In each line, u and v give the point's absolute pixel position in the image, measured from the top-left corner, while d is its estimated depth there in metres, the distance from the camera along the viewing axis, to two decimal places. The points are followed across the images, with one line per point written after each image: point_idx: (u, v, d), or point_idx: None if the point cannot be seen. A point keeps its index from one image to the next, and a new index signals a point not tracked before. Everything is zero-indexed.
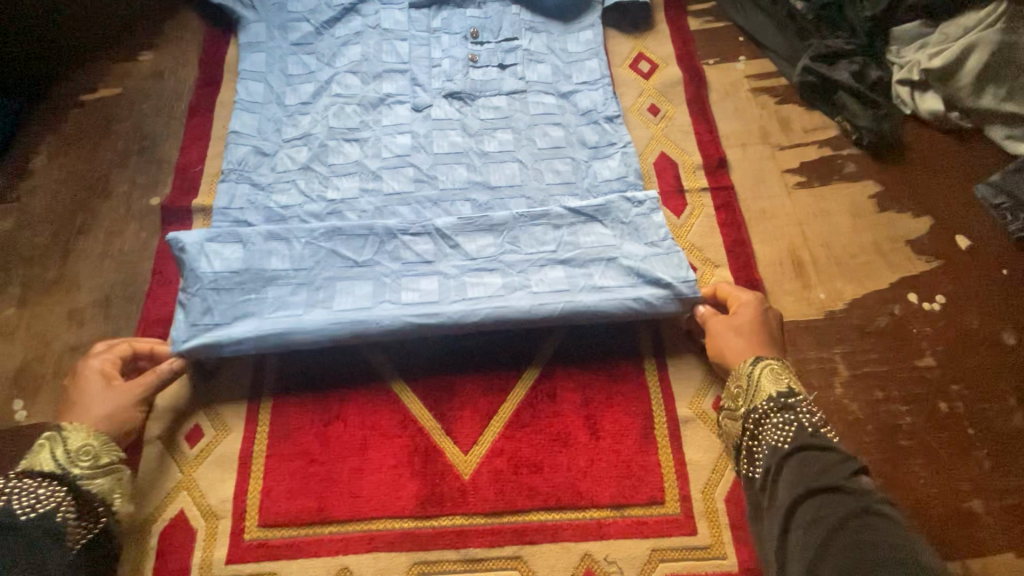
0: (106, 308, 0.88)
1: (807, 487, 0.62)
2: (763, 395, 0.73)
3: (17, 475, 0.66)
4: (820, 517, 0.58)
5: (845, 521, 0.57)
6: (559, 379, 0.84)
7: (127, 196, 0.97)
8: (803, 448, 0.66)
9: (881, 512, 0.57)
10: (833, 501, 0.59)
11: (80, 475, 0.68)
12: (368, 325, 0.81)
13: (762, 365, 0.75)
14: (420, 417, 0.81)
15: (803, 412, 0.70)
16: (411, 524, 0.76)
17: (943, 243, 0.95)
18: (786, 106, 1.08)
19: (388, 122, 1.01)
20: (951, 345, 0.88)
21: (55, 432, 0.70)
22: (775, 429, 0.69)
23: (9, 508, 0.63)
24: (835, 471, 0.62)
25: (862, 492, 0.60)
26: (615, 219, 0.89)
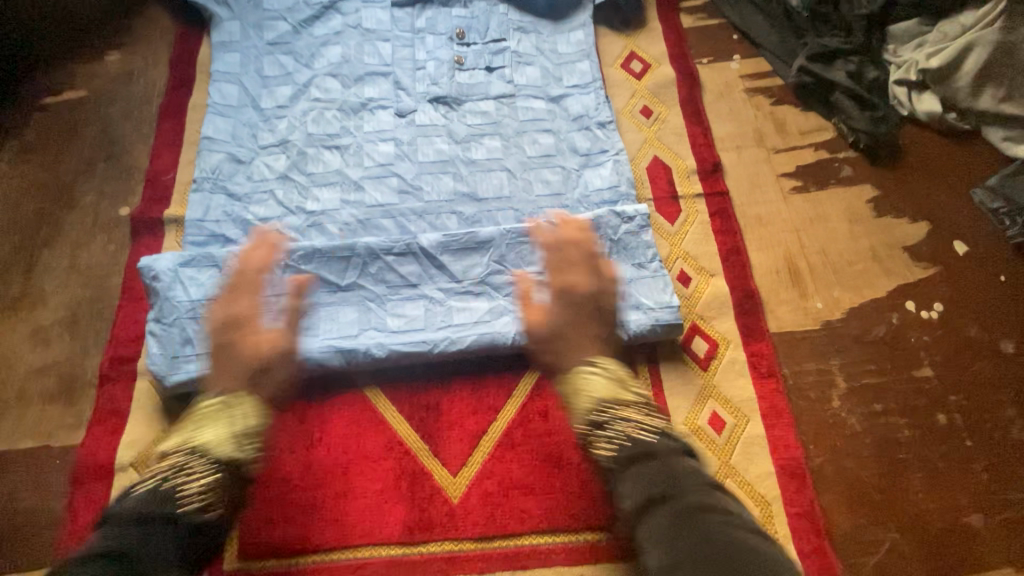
0: (74, 326, 0.84)
1: (662, 521, 0.53)
2: (581, 414, 0.66)
3: (189, 454, 0.66)
4: (667, 530, 0.52)
5: (705, 547, 0.49)
6: (551, 397, 0.81)
7: (95, 206, 0.92)
8: (639, 457, 0.59)
9: (713, 503, 0.53)
10: (694, 531, 0.51)
11: (229, 461, 0.67)
12: (352, 356, 0.79)
13: (583, 370, 0.68)
14: (406, 439, 0.78)
15: (620, 420, 0.64)
16: (398, 551, 0.73)
17: (940, 249, 0.94)
18: (782, 107, 1.05)
19: (370, 128, 0.97)
20: (950, 355, 0.86)
21: (224, 400, 0.69)
22: (608, 449, 0.62)
23: (168, 493, 0.62)
24: (665, 465, 0.58)
25: (693, 485, 0.55)
26: (604, 236, 0.87)
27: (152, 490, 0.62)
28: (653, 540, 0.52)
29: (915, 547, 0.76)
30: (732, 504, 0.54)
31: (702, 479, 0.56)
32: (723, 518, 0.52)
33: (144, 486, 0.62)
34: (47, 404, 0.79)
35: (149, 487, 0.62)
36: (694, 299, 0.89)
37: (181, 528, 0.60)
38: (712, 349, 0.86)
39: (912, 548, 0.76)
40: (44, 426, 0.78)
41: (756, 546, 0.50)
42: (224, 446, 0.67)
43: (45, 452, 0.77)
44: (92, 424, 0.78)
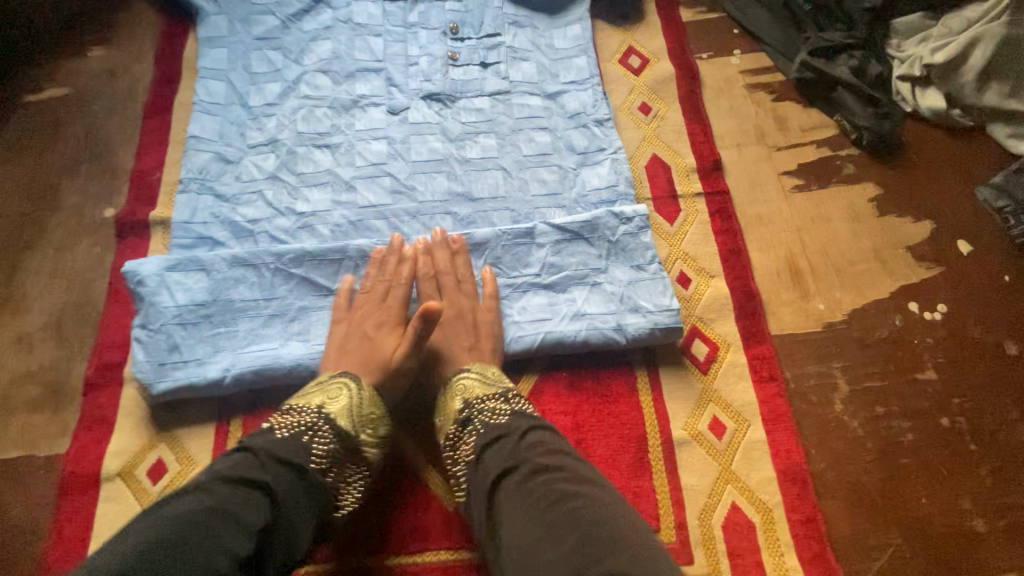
0: (57, 332, 0.82)
1: (511, 486, 0.59)
2: (453, 415, 0.72)
3: (318, 416, 0.67)
4: (513, 498, 0.58)
5: (544, 501, 0.56)
6: (548, 402, 0.80)
7: (79, 208, 0.89)
8: (495, 438, 0.65)
9: (552, 463, 0.60)
10: (535, 490, 0.57)
11: (365, 442, 0.70)
12: None
13: (458, 380, 0.74)
14: (401, 446, 0.77)
15: (482, 412, 0.69)
16: (393, 560, 0.72)
17: (944, 248, 0.92)
18: (783, 104, 1.03)
19: (362, 126, 0.94)
20: (953, 356, 0.85)
21: (349, 383, 0.71)
22: (469, 441, 0.68)
23: (307, 446, 0.64)
24: (514, 439, 0.64)
25: (540, 450, 0.62)
26: (602, 238, 0.85)
27: (294, 437, 0.64)
28: (505, 505, 0.58)
29: (917, 552, 0.75)
30: (573, 462, 0.61)
31: (546, 445, 0.63)
32: (562, 475, 0.59)
33: (282, 431, 0.65)
34: (31, 413, 0.77)
35: (289, 434, 0.64)
36: (694, 301, 0.87)
37: (319, 487, 0.62)
38: (713, 352, 0.84)
39: (915, 554, 0.75)
40: (27, 435, 0.76)
41: (592, 493, 0.56)
42: (344, 421, 0.68)
43: (29, 463, 0.75)
44: (77, 433, 0.76)
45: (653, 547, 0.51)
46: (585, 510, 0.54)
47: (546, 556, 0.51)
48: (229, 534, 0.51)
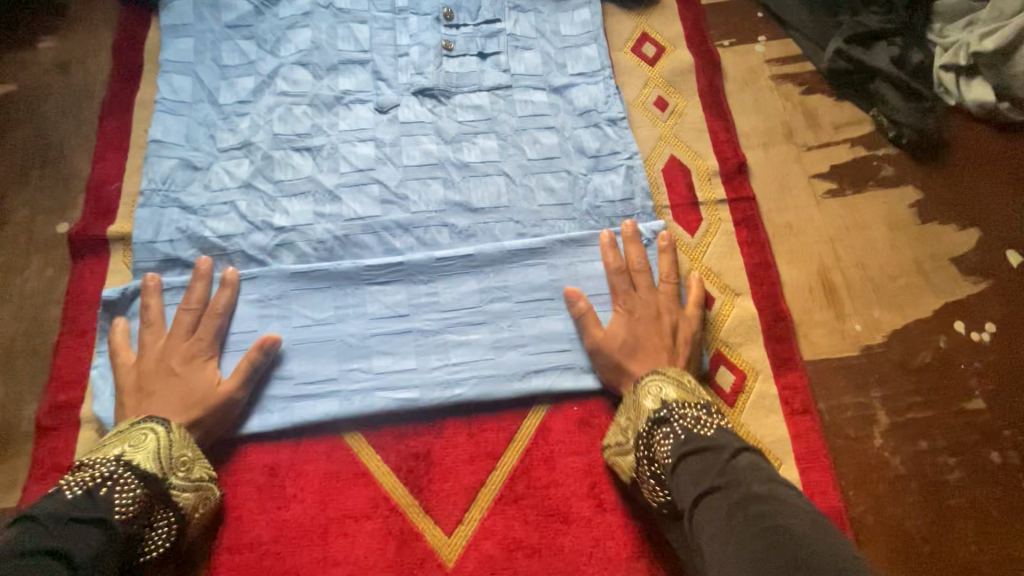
0: (5, 367, 0.73)
1: (716, 507, 0.51)
2: (644, 414, 0.65)
3: (117, 466, 0.58)
4: (723, 518, 0.50)
5: (754, 530, 0.47)
6: (557, 440, 0.71)
7: (29, 223, 0.80)
8: (696, 449, 0.58)
9: (765, 493, 0.50)
10: (745, 516, 0.48)
11: (174, 487, 0.61)
12: (334, 401, 0.70)
13: (651, 380, 0.67)
14: (394, 494, 0.68)
15: (677, 419, 0.62)
16: None
17: (992, 260, 0.83)
18: (813, 97, 0.93)
19: (346, 126, 0.84)
20: (1004, 383, 0.77)
21: (156, 423, 0.63)
22: (661, 447, 0.61)
23: (106, 501, 0.55)
24: (722, 455, 0.56)
25: (751, 476, 0.53)
26: None
27: (87, 495, 0.55)
28: (705, 526, 0.51)
29: None
30: (793, 495, 0.51)
31: (764, 472, 0.53)
32: (781, 507, 0.49)
33: (72, 491, 0.56)
34: None
35: (81, 492, 0.55)
36: (719, 323, 0.79)
37: (114, 543, 0.54)
38: (740, 381, 0.76)
39: None
40: None
41: (818, 536, 0.45)
42: (152, 465, 0.60)
43: None
44: (29, 482, 0.68)
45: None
46: (806, 553, 0.43)
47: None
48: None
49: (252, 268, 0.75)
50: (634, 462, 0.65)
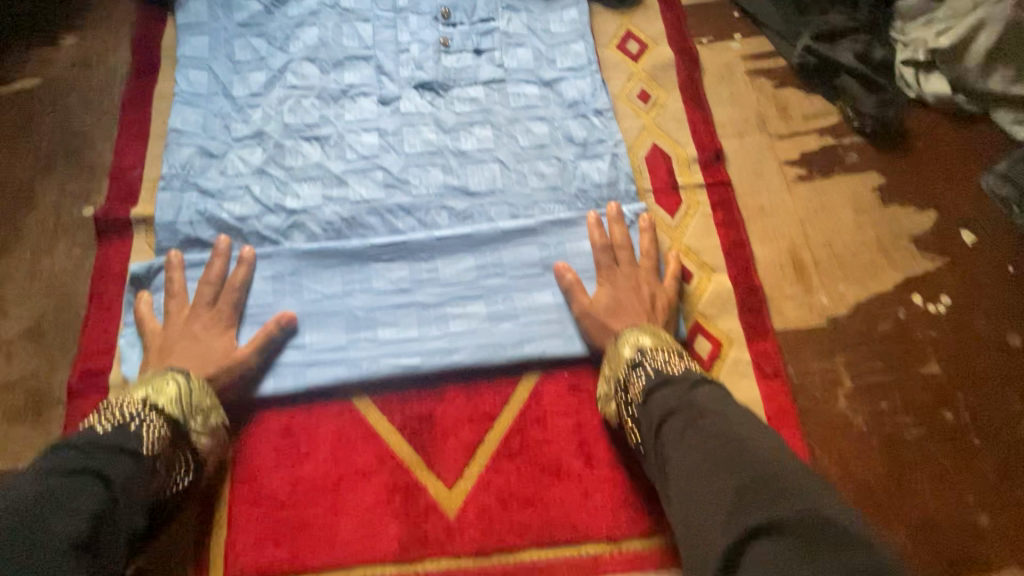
0: (38, 338, 0.78)
1: (678, 426, 0.61)
2: (623, 361, 0.72)
3: (144, 406, 0.64)
4: (686, 434, 0.60)
5: (708, 439, 0.57)
6: (549, 403, 0.77)
7: (57, 206, 0.85)
8: (664, 382, 0.66)
9: (721, 414, 0.60)
10: (702, 430, 0.59)
11: (192, 430, 0.67)
12: (343, 367, 0.76)
13: (628, 332, 0.74)
14: (399, 451, 0.74)
15: (651, 362, 0.69)
16: (392, 569, 0.69)
17: (947, 239, 0.91)
18: (785, 91, 1.00)
19: (352, 117, 0.91)
20: (957, 349, 0.84)
21: (179, 373, 0.68)
22: (638, 389, 0.69)
23: (137, 435, 0.61)
24: (687, 386, 0.65)
25: (709, 399, 0.62)
26: None
27: (119, 429, 0.60)
28: (673, 441, 0.61)
29: (922, 549, 0.74)
30: (740, 410, 0.61)
31: (719, 396, 0.63)
32: (729, 419, 0.60)
33: (105, 426, 0.61)
34: (14, 423, 0.74)
35: (113, 428, 0.60)
36: (697, 296, 0.85)
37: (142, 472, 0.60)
38: (716, 349, 0.83)
39: (919, 550, 0.74)
40: (11, 447, 0.73)
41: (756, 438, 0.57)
42: (176, 410, 0.66)
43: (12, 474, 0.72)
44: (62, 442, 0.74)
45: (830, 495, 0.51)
46: (746, 451, 0.55)
47: (712, 490, 0.54)
48: (60, 524, 0.51)
49: (266, 246, 0.81)
50: (616, 406, 0.72)
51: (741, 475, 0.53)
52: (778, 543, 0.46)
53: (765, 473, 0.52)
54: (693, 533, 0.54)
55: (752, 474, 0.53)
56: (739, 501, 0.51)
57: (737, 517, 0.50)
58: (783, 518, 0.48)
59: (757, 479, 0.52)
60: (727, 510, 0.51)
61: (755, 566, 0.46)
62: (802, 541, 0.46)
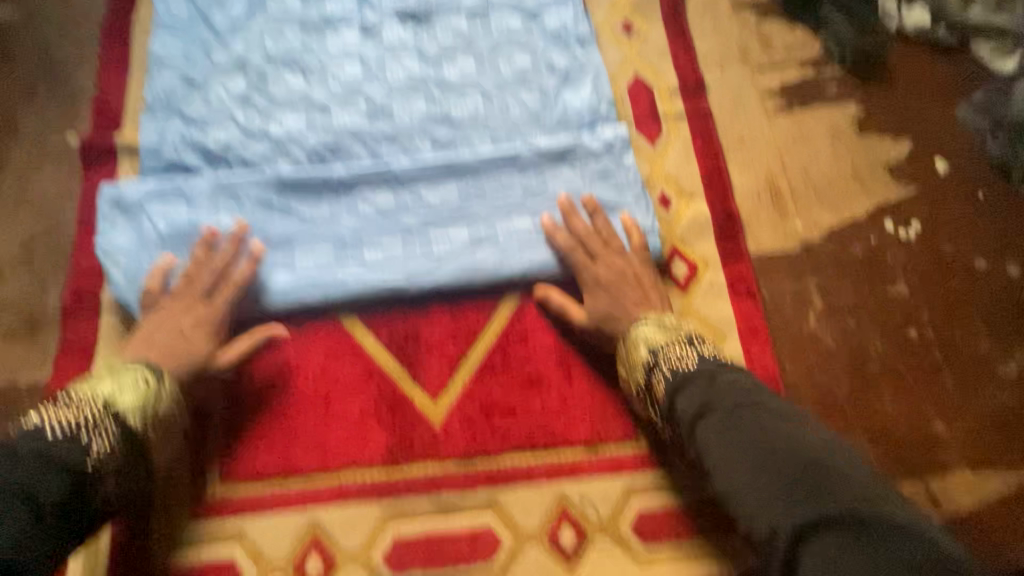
0: (29, 260, 0.80)
1: (710, 423, 0.61)
2: (639, 363, 0.71)
3: (103, 412, 0.61)
4: (723, 430, 0.60)
5: (745, 434, 0.58)
6: (530, 321, 0.80)
7: (41, 134, 0.86)
8: (686, 381, 0.65)
9: (755, 405, 0.61)
10: (736, 427, 0.59)
11: (149, 439, 0.65)
12: (328, 287, 0.78)
13: (637, 329, 0.73)
14: (386, 365, 0.77)
15: (665, 358, 0.68)
16: (380, 472, 0.73)
17: (921, 167, 0.93)
18: (768, 22, 1.00)
19: (334, 47, 0.90)
20: (925, 272, 0.87)
21: (146, 374, 0.65)
22: (660, 390, 0.68)
23: (85, 447, 0.58)
24: (708, 379, 0.64)
25: (735, 390, 0.63)
26: (584, 160, 0.85)
27: (69, 439, 0.58)
28: (709, 439, 0.60)
29: (881, 453, 0.79)
30: (772, 401, 0.62)
31: (742, 385, 0.64)
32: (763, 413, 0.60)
33: (57, 429, 0.58)
34: (10, 341, 0.77)
35: (64, 435, 0.58)
36: (675, 222, 0.88)
37: (85, 489, 0.57)
38: (692, 271, 0.85)
39: (879, 455, 0.79)
40: (9, 363, 0.76)
41: (794, 430, 0.57)
42: (135, 416, 0.63)
43: (12, 388, 0.75)
44: (59, 358, 0.76)
45: (881, 491, 0.52)
46: (789, 445, 0.56)
47: (757, 488, 0.54)
48: None
49: (250, 171, 0.82)
50: (641, 403, 0.72)
51: (788, 470, 0.54)
52: (839, 544, 0.47)
53: (815, 470, 0.53)
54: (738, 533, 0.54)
55: (800, 471, 0.53)
56: (791, 498, 0.52)
57: (789, 516, 0.51)
58: (841, 517, 0.49)
59: (806, 476, 0.53)
60: (777, 507, 0.52)
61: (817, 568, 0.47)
62: (866, 536, 0.47)
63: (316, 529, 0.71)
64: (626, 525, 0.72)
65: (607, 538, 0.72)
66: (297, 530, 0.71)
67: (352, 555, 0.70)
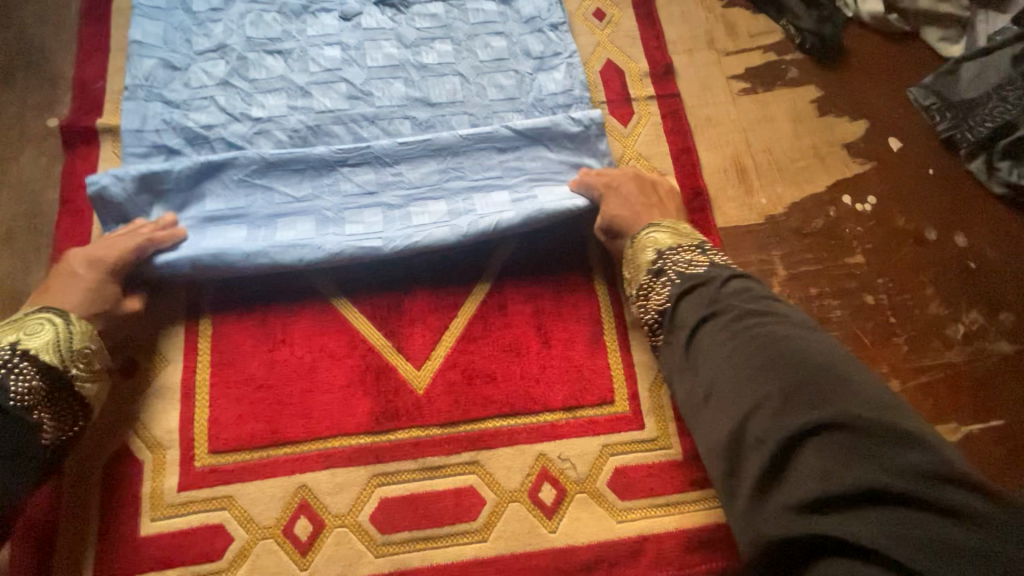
0: (11, 241, 0.81)
1: (715, 330, 0.61)
2: (644, 265, 0.74)
3: (15, 354, 0.63)
4: (722, 337, 0.60)
5: (750, 342, 0.57)
6: (510, 292, 0.83)
7: (21, 118, 0.86)
8: (692, 287, 0.66)
9: (762, 312, 0.60)
10: (740, 335, 0.59)
11: (75, 378, 0.67)
12: (307, 251, 0.79)
13: (646, 233, 0.77)
14: (370, 337, 0.80)
15: (671, 265, 0.71)
16: (367, 440, 0.76)
17: (876, 146, 0.98)
18: (732, 9, 1.04)
19: (314, 32, 0.92)
20: (880, 242, 0.93)
21: (60, 316, 0.68)
22: (659, 293, 0.70)
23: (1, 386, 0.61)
24: (716, 286, 0.64)
25: (744, 297, 0.62)
26: (560, 142, 0.88)
27: None
28: (709, 343, 0.61)
29: None
30: (783, 309, 0.61)
31: (751, 291, 0.63)
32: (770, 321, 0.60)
33: None
34: None
35: None
36: None
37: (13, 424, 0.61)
38: None
39: None
40: None
41: (796, 334, 0.57)
42: (50, 354, 0.65)
43: None
44: None
45: (884, 390, 0.52)
46: (792, 351, 0.55)
47: (758, 390, 0.55)
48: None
49: (233, 152, 0.83)
50: (637, 306, 0.75)
51: (788, 374, 0.53)
52: (835, 442, 0.49)
53: (819, 371, 0.53)
54: (732, 434, 0.56)
55: (800, 374, 0.53)
56: (786, 401, 0.52)
57: (783, 419, 0.52)
58: (841, 416, 0.49)
59: (808, 377, 0.53)
60: (773, 410, 0.53)
61: (810, 464, 0.49)
62: (859, 436, 0.48)
63: (304, 494, 0.73)
64: (604, 482, 0.76)
65: (585, 495, 0.75)
66: (285, 495, 0.73)
67: (339, 518, 0.73)
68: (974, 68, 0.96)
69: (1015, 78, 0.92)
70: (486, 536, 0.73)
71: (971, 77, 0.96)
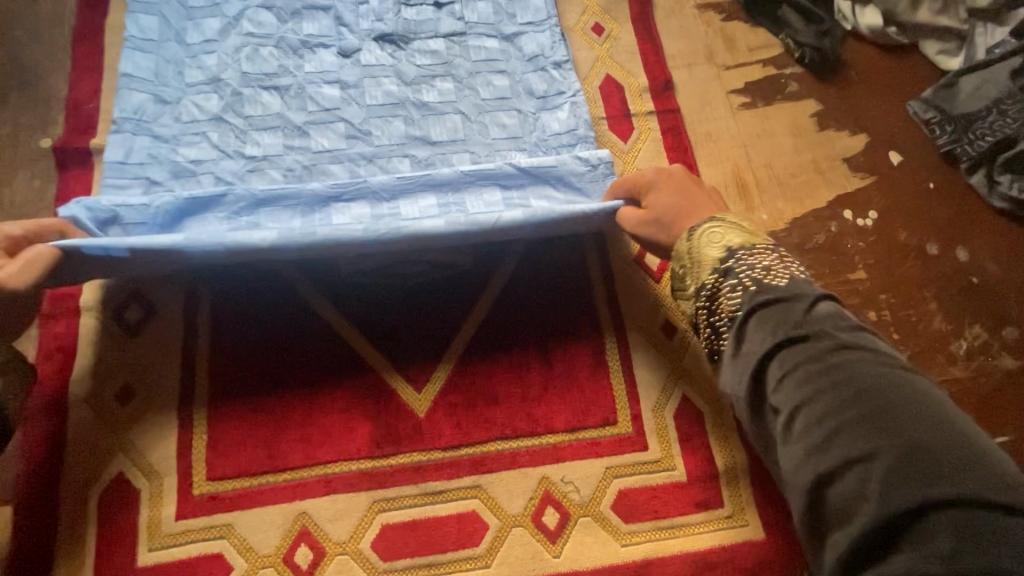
0: None
1: (797, 359, 0.43)
2: (708, 264, 0.56)
3: None
4: (805, 367, 0.42)
5: (847, 381, 0.40)
6: (512, 313, 0.82)
7: (13, 139, 0.85)
8: (771, 301, 0.48)
9: (864, 346, 0.42)
10: (835, 370, 0.41)
11: None
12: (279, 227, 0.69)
13: (711, 225, 0.58)
14: (370, 359, 0.79)
15: (747, 269, 0.52)
16: (366, 463, 0.75)
17: (877, 160, 0.98)
18: (731, 24, 1.04)
19: (311, 69, 0.92)
20: (881, 258, 0.92)
21: None
22: (729, 300, 0.52)
23: None
24: (803, 306, 0.46)
25: (838, 325, 0.45)
26: (567, 183, 0.86)
27: None
28: (786, 373, 0.43)
29: None
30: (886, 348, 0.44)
31: (847, 321, 0.45)
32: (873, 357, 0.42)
33: None
34: None
35: None
36: None
37: None
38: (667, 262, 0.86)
39: None
40: None
41: (908, 380, 0.40)
42: None
43: None
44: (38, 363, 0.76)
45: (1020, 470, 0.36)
46: (906, 400, 0.38)
47: (856, 441, 0.37)
48: None
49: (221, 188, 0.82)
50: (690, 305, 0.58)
51: (901, 430, 0.37)
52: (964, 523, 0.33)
53: (945, 432, 0.36)
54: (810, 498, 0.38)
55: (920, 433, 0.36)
56: (897, 463, 0.35)
57: (892, 489, 0.35)
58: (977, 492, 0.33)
59: (932, 438, 0.36)
60: (878, 475, 0.36)
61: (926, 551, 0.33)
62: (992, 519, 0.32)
63: (304, 521, 0.72)
64: (608, 505, 0.75)
65: (590, 519, 0.74)
66: (284, 522, 0.72)
67: (341, 545, 0.72)
68: (974, 81, 0.96)
69: (1015, 91, 0.92)
70: (490, 562, 0.72)
71: (970, 90, 0.96)
